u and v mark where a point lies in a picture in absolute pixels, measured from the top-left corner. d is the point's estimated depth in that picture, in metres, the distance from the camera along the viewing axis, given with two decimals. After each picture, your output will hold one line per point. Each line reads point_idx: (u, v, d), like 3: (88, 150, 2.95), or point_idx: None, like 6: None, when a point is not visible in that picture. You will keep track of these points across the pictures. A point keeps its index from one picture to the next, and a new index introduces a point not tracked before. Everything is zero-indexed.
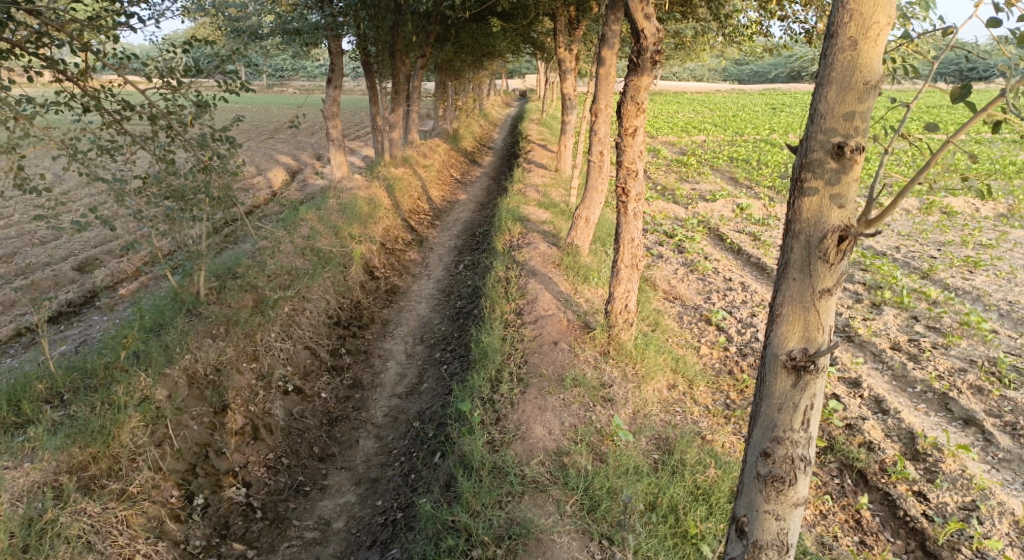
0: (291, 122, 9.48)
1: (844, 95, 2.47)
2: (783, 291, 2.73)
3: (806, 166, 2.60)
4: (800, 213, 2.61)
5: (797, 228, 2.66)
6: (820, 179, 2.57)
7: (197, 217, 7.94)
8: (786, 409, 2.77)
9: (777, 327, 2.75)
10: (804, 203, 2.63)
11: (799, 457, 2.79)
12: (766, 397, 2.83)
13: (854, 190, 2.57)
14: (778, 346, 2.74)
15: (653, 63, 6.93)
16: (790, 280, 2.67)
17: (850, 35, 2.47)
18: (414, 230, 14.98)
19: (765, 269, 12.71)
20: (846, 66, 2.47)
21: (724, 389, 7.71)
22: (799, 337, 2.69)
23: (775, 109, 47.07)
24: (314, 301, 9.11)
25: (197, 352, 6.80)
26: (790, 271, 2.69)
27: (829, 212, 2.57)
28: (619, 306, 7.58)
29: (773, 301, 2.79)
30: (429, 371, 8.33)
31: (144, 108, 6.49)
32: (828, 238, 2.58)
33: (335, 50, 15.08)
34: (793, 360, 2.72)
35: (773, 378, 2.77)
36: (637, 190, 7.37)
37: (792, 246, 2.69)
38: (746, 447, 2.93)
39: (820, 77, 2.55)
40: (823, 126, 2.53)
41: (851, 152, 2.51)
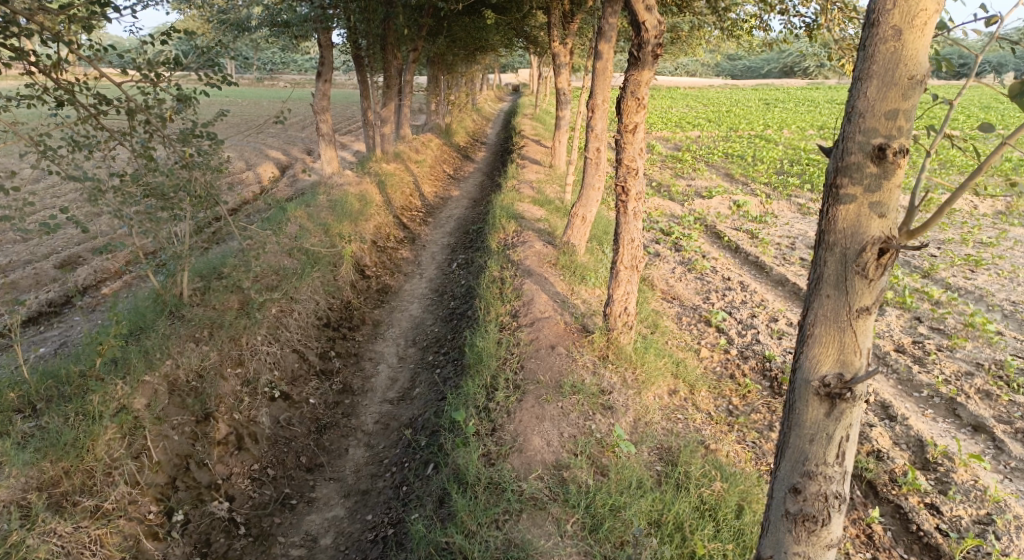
0: (278, 116, 9.15)
1: (888, 89, 2.50)
2: (815, 309, 2.75)
3: (845, 168, 2.61)
4: (837, 226, 2.63)
5: (833, 240, 2.68)
6: (860, 185, 2.59)
7: (179, 216, 7.63)
8: (818, 441, 2.80)
9: (809, 350, 2.77)
10: (842, 212, 2.65)
11: (832, 494, 2.80)
12: (796, 428, 2.85)
13: (895, 197, 2.57)
14: (812, 371, 2.76)
15: (655, 56, 6.67)
16: (826, 297, 2.69)
17: (895, 24, 2.49)
18: (406, 227, 14.68)
19: (763, 268, 12.47)
20: (891, 58, 2.50)
21: (726, 394, 7.48)
22: (830, 361, 2.72)
23: (769, 105, 46.88)
24: (303, 303, 8.82)
25: (179, 358, 6.53)
26: (824, 288, 2.71)
27: (869, 221, 2.59)
28: (618, 309, 7.33)
29: (804, 322, 2.81)
30: (422, 375, 8.05)
31: (121, 102, 6.10)
32: (866, 252, 2.59)
33: (325, 43, 14.73)
34: (828, 386, 2.73)
35: (805, 407, 2.79)
36: (637, 189, 7.11)
37: (825, 262, 2.71)
38: (776, 482, 2.96)
39: (861, 70, 2.57)
40: (863, 123, 2.56)
41: (894, 153, 2.52)
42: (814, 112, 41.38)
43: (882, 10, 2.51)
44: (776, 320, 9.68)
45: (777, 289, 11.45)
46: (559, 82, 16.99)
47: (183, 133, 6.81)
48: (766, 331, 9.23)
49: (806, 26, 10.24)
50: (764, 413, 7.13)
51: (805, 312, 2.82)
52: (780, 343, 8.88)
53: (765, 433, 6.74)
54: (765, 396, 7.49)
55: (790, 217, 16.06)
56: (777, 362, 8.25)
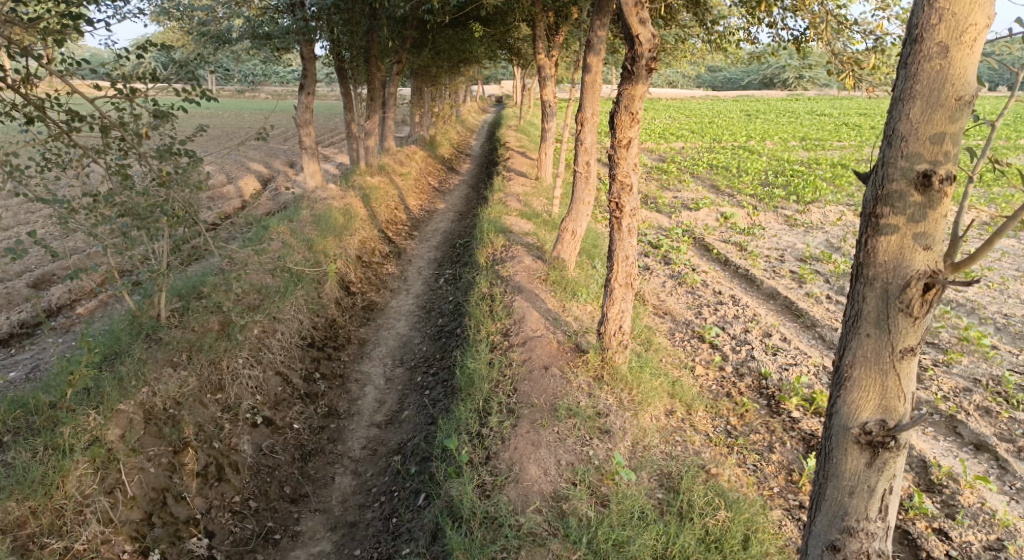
0: (258, 130, 8.88)
1: (933, 110, 2.63)
2: (855, 348, 2.91)
3: (888, 195, 2.76)
4: (880, 261, 2.78)
5: (873, 275, 2.83)
6: (904, 214, 2.73)
7: (155, 235, 7.34)
8: (859, 494, 2.96)
9: (849, 393, 2.92)
10: (885, 243, 2.79)
11: (874, 548, 2.98)
12: (835, 479, 3.01)
13: (940, 227, 2.70)
14: (854, 418, 2.92)
15: (650, 70, 6.50)
16: (868, 337, 2.84)
17: (941, 40, 2.62)
18: (391, 242, 14.43)
19: (754, 281, 12.35)
20: (938, 76, 2.63)
21: (723, 413, 7.28)
22: (870, 403, 2.88)
23: (750, 116, 47.28)
24: (286, 322, 8.52)
25: (155, 385, 6.26)
26: (864, 327, 2.86)
27: (913, 254, 2.73)
28: (612, 328, 7.14)
29: (842, 361, 2.96)
30: (410, 397, 7.78)
31: (94, 118, 5.81)
32: (910, 288, 2.74)
33: (308, 55, 14.49)
34: (870, 434, 2.89)
35: (846, 456, 2.95)
36: (631, 206, 6.94)
37: (866, 299, 2.86)
38: (814, 533, 3.14)
39: (905, 90, 2.70)
40: (906, 146, 2.69)
41: (938, 181, 2.66)
42: (795, 123, 41.73)
43: (928, 25, 2.64)
44: (770, 335, 9.54)
45: (768, 302, 11.33)
46: (544, 94, 16.89)
47: (159, 150, 6.55)
48: (760, 347, 9.08)
49: (794, 39, 10.17)
50: (763, 433, 6.95)
51: (841, 354, 2.99)
52: (775, 359, 8.72)
53: (765, 455, 6.55)
54: (763, 415, 7.32)
55: (777, 229, 16.01)
56: (773, 380, 8.08)
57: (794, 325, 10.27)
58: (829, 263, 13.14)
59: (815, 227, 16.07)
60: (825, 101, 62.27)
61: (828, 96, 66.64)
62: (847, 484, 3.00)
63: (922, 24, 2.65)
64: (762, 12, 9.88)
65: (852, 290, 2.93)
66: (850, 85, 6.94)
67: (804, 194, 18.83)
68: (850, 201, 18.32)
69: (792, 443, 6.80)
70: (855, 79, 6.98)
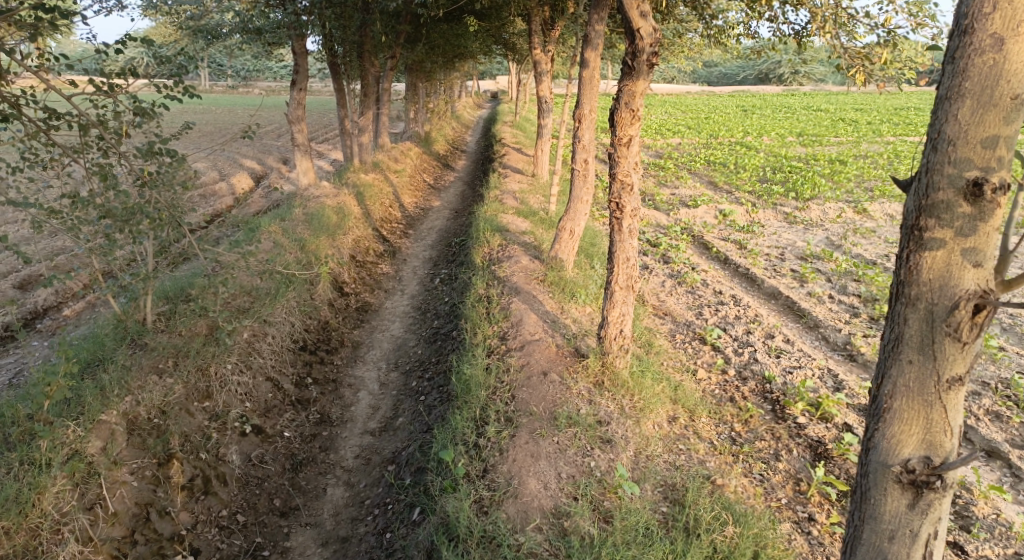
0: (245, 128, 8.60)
1: (984, 111, 2.60)
2: (896, 377, 2.87)
3: (934, 206, 2.72)
4: (926, 280, 2.75)
5: (917, 295, 2.79)
6: (953, 226, 2.69)
7: (139, 237, 7.08)
8: (899, 538, 2.89)
9: (889, 427, 2.88)
10: (932, 257, 2.75)
11: None
12: (873, 522, 2.95)
13: (987, 241, 2.68)
14: (896, 454, 2.87)
15: (651, 66, 6.27)
16: (912, 363, 2.80)
17: (995, 34, 2.57)
18: (386, 240, 14.19)
19: (755, 280, 12.15)
20: (990, 74, 2.58)
21: (727, 419, 7.08)
22: (912, 436, 2.83)
23: (746, 111, 47.08)
24: (277, 325, 8.29)
25: (140, 394, 6.03)
26: (907, 354, 2.82)
27: (961, 272, 2.70)
28: (613, 332, 6.94)
29: (881, 391, 2.92)
30: (405, 403, 7.56)
31: (72, 116, 5.52)
32: (957, 310, 2.70)
33: (300, 50, 14.18)
34: (913, 470, 2.83)
35: (886, 496, 2.90)
36: (632, 206, 6.71)
37: (908, 321, 2.83)
38: None
39: (953, 90, 2.66)
40: (954, 152, 2.66)
41: (989, 191, 2.63)
42: (791, 118, 41.53)
43: (981, 17, 2.59)
44: (773, 336, 9.35)
45: (770, 302, 11.13)
46: (540, 90, 16.64)
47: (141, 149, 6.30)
48: (763, 349, 8.88)
49: (796, 33, 9.95)
50: (769, 440, 6.75)
51: (879, 386, 2.96)
52: (779, 362, 8.52)
53: (771, 464, 6.35)
54: (768, 421, 7.12)
55: (777, 226, 15.81)
56: (777, 384, 7.88)
57: (797, 325, 10.08)
58: (830, 262, 12.94)
59: (815, 225, 15.88)
60: (821, 96, 62.13)
61: (824, 91, 66.43)
62: (885, 528, 2.94)
63: (975, 17, 2.60)
64: (762, 5, 9.65)
65: (892, 314, 2.90)
66: (858, 81, 6.72)
67: (802, 191, 18.64)
68: (849, 198, 18.14)
69: (799, 451, 6.61)
70: (863, 76, 6.76)
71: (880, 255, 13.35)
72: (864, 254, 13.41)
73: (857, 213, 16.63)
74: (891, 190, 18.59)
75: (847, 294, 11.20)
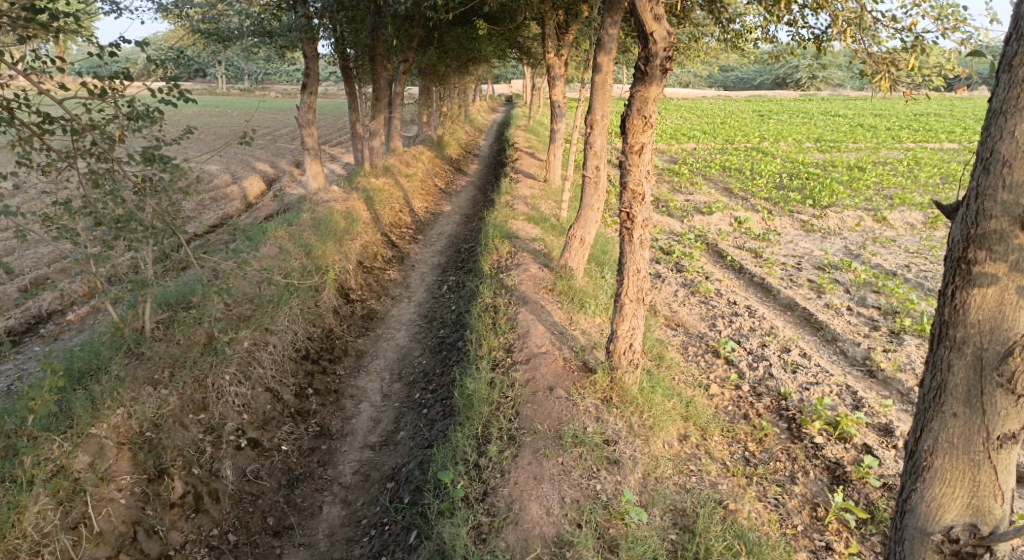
0: (242, 135, 8.15)
1: None
2: (939, 431, 3.09)
3: (988, 237, 2.92)
4: (973, 325, 2.95)
5: (963, 341, 3.00)
6: (1006, 261, 2.88)
7: (137, 244, 6.94)
8: None
9: (932, 482, 3.11)
10: (980, 298, 2.95)
11: None
12: None
13: None
14: (940, 510, 3.10)
15: (665, 70, 6.02)
16: (956, 416, 3.02)
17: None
18: (395, 246, 14.01)
19: (770, 290, 11.82)
20: None
21: (741, 438, 6.79)
22: (956, 495, 3.05)
23: (763, 117, 46.54)
24: (279, 334, 8.12)
25: (132, 406, 5.92)
26: (952, 407, 3.03)
27: (1007, 317, 2.90)
28: (623, 346, 6.68)
29: (924, 445, 3.14)
30: (407, 417, 7.35)
31: (65, 121, 5.33)
32: (1002, 359, 2.91)
33: (311, 53, 14.05)
34: (956, 527, 3.06)
35: (927, 549, 3.14)
36: (644, 216, 6.45)
37: (954, 368, 3.03)
38: None
39: (1010, 106, 2.86)
40: (1008, 181, 2.86)
41: None
42: (809, 124, 40.99)
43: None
44: (789, 350, 9.02)
45: (785, 314, 10.80)
46: (554, 94, 16.43)
47: (138, 152, 6.16)
48: (779, 363, 8.56)
49: (816, 37, 9.65)
50: (784, 461, 6.45)
51: (922, 446, 3.17)
52: (795, 378, 8.20)
53: (787, 487, 6.06)
54: (783, 441, 6.83)
55: (794, 235, 15.46)
56: (793, 401, 7.57)
57: (814, 339, 9.74)
58: (848, 272, 12.57)
59: (833, 233, 15.52)
60: (839, 101, 61.46)
61: (842, 96, 65.65)
62: None
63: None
64: (781, 9, 9.37)
65: (936, 363, 3.11)
66: (883, 88, 6.48)
67: (820, 198, 18.25)
68: (868, 205, 17.73)
69: (816, 473, 6.31)
70: (887, 82, 6.48)
71: (901, 266, 12.97)
72: (883, 264, 13.03)
73: (876, 222, 16.23)
74: (911, 198, 18.17)
75: (866, 306, 10.85)
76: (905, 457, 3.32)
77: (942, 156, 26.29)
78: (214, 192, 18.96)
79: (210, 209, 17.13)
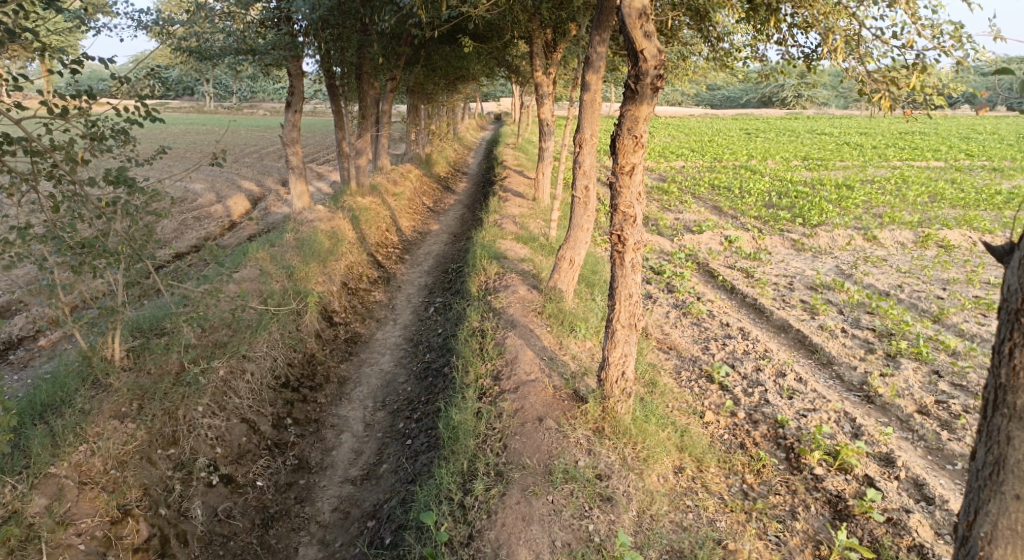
0: (213, 153, 7.47)
1: None
2: (1002, 509, 3.18)
3: None
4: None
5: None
6: None
7: (107, 271, 6.67)
8: None
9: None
10: None
11: None
12: None
13: None
14: None
15: (655, 89, 5.82)
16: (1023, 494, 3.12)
17: None
18: (381, 266, 13.70)
19: (763, 311, 11.62)
20: None
21: (738, 470, 6.53)
22: None
23: (750, 135, 46.85)
24: (257, 360, 7.80)
25: (95, 443, 5.71)
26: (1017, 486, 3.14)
27: None
28: (615, 374, 6.42)
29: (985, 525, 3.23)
30: (390, 448, 7.06)
31: (24, 141, 5.06)
32: None
33: (295, 71, 13.85)
34: None
35: None
36: (635, 238, 6.21)
37: (1015, 441, 3.14)
38: None
39: None
40: None
41: None
42: (796, 142, 41.27)
43: None
44: (784, 375, 8.77)
45: (780, 336, 10.60)
46: (542, 113, 16.29)
47: (104, 172, 5.90)
48: (775, 389, 8.31)
49: (805, 56, 9.55)
50: (783, 495, 6.20)
51: (977, 533, 3.29)
52: (791, 404, 7.95)
53: (787, 524, 5.80)
54: (782, 472, 6.57)
55: (785, 254, 15.32)
56: (791, 428, 7.31)
57: (809, 362, 9.52)
58: (841, 292, 12.42)
59: (823, 253, 15.39)
60: (825, 120, 62.19)
61: (827, 115, 66.41)
62: None
63: None
64: (771, 27, 9.24)
65: (994, 437, 3.22)
66: (883, 107, 6.31)
67: (809, 217, 18.17)
68: (858, 224, 17.67)
69: (816, 508, 6.07)
70: (887, 101, 6.28)
71: (893, 286, 12.83)
72: (876, 284, 12.91)
73: (867, 241, 16.15)
74: (900, 216, 18.15)
75: (860, 328, 10.66)
76: (954, 539, 3.41)
77: (928, 175, 26.43)
78: (197, 211, 18.63)
79: (192, 228, 16.81)
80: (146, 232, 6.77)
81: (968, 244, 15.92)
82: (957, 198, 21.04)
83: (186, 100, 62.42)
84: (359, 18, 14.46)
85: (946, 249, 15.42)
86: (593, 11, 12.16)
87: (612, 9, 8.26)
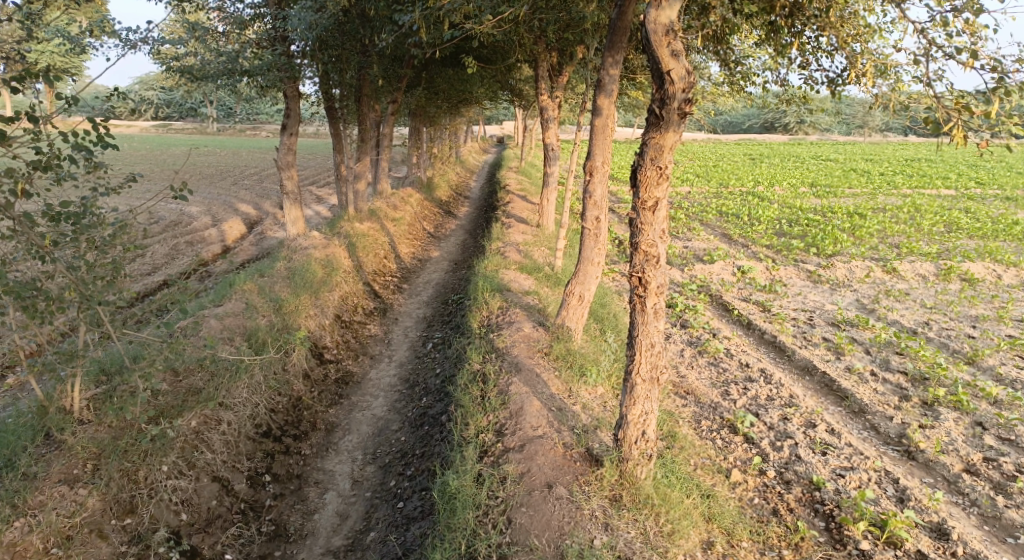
0: (175, 185, 6.37)
1: None
2: None
3: None
4: None
5: None
6: None
7: (63, 314, 5.93)
8: None
9: None
10: None
11: None
12: None
13: None
14: None
15: (683, 115, 5.13)
16: None
17: None
18: (378, 296, 12.97)
19: (784, 350, 10.84)
20: None
21: (774, 545, 5.78)
22: None
23: (756, 160, 46.38)
24: (235, 408, 7.05)
25: (37, 517, 5.06)
26: None
27: None
28: (634, 434, 5.68)
29: None
30: (379, 512, 6.30)
31: None
32: None
33: (292, 93, 13.26)
34: None
35: None
36: (658, 281, 5.49)
37: None
38: None
39: None
40: None
41: None
42: (801, 168, 40.82)
43: None
44: (814, 425, 7.98)
45: (804, 379, 9.83)
46: (546, 137, 15.67)
47: (46, 206, 5.27)
48: (805, 443, 7.49)
49: (829, 81, 8.90)
50: None
51: None
52: (826, 461, 7.13)
53: None
54: (823, 547, 5.82)
55: (801, 286, 14.60)
56: (828, 491, 6.53)
57: (839, 411, 8.72)
58: (866, 330, 11.66)
59: (842, 285, 14.65)
60: (828, 146, 61.78)
61: (831, 141, 66.12)
62: None
63: None
64: (796, 51, 8.55)
65: None
66: (956, 139, 5.41)
67: (824, 246, 17.46)
68: (875, 255, 16.95)
69: None
70: (962, 131, 5.35)
71: (920, 323, 12.10)
72: (901, 320, 12.17)
73: (886, 273, 15.41)
74: (918, 247, 17.46)
75: (891, 370, 9.88)
76: None
77: (940, 203, 25.78)
78: (190, 235, 17.96)
79: (183, 253, 16.15)
80: (112, 269, 6.09)
81: (992, 278, 15.19)
82: (974, 227, 20.37)
83: (189, 120, 62.20)
84: (359, 39, 13.91)
85: (970, 282, 14.71)
86: (602, 32, 11.58)
87: (626, 29, 7.63)
